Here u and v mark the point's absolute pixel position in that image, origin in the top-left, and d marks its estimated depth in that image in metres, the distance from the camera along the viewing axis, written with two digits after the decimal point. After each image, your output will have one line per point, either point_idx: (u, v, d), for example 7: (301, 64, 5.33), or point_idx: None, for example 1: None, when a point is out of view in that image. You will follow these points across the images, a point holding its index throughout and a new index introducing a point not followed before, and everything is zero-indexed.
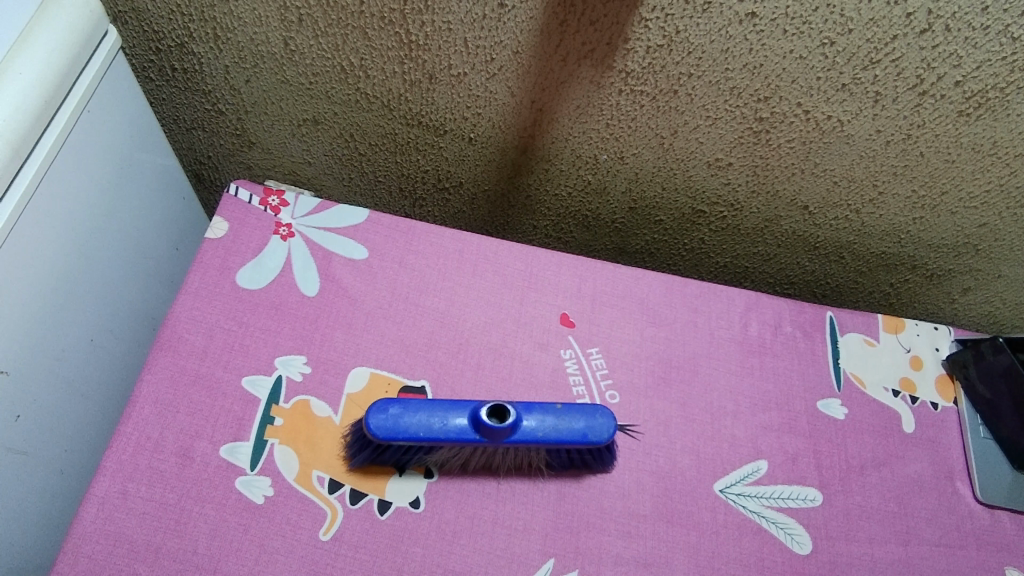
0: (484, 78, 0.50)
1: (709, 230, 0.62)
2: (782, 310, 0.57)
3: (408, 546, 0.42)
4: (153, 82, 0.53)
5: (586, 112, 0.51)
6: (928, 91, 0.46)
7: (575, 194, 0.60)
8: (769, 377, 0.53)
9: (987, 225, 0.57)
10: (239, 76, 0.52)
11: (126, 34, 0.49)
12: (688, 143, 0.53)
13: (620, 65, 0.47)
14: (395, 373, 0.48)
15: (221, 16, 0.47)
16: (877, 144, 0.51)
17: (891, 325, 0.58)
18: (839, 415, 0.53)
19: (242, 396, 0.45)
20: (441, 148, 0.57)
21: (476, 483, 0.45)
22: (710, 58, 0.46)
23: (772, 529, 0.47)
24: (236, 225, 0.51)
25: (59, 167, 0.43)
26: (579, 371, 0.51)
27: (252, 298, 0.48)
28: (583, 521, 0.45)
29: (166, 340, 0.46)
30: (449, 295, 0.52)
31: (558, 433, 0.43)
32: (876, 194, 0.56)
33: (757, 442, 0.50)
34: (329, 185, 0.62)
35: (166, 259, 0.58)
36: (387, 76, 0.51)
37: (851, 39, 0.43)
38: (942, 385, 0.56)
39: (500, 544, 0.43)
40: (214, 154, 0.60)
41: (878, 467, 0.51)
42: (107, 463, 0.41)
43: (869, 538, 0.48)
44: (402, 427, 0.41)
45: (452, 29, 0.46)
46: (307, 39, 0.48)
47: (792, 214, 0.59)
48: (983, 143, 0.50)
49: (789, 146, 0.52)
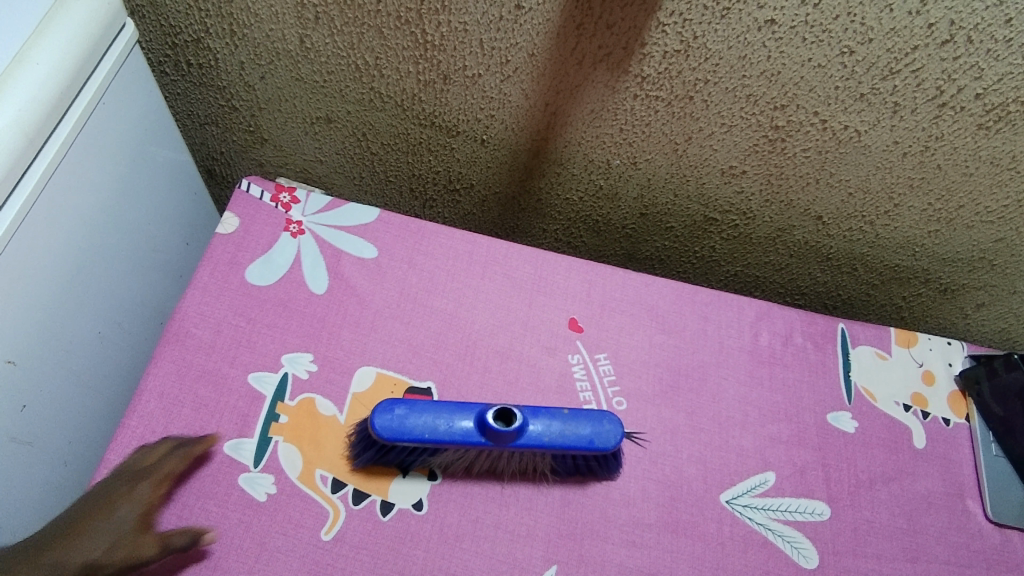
0: (498, 80, 0.50)
1: (720, 239, 0.62)
2: (793, 320, 0.56)
3: (410, 548, 0.42)
4: (169, 77, 0.53)
5: (600, 116, 0.51)
6: (949, 103, 0.46)
7: (586, 199, 0.60)
8: (778, 388, 0.53)
9: (1003, 240, 0.57)
10: (254, 73, 0.52)
11: (144, 28, 0.49)
12: (702, 150, 0.53)
13: (636, 69, 0.47)
14: (402, 374, 0.48)
15: (239, 13, 0.47)
16: (894, 156, 0.50)
17: (904, 339, 0.57)
18: (848, 428, 0.52)
19: (248, 392, 0.45)
20: (453, 149, 0.57)
21: (480, 487, 0.44)
22: (727, 64, 0.45)
23: (778, 542, 0.46)
24: (247, 221, 0.51)
25: (72, 158, 0.43)
26: (587, 376, 0.50)
27: (260, 295, 0.48)
28: (586, 528, 0.44)
29: (173, 334, 0.46)
30: (457, 297, 0.52)
31: (564, 438, 0.42)
32: (891, 206, 0.55)
33: (764, 453, 0.50)
34: (340, 184, 0.62)
35: (176, 253, 0.58)
36: (401, 76, 0.50)
37: (871, 49, 0.43)
38: (955, 401, 0.55)
39: (502, 549, 0.43)
40: (227, 150, 0.60)
41: (888, 482, 0.50)
42: (112, 456, 0.41)
43: (876, 554, 0.47)
44: (407, 427, 0.40)
45: (469, 30, 0.46)
46: (323, 38, 0.48)
47: (805, 224, 0.58)
48: (1002, 157, 0.49)
49: (805, 156, 0.52)
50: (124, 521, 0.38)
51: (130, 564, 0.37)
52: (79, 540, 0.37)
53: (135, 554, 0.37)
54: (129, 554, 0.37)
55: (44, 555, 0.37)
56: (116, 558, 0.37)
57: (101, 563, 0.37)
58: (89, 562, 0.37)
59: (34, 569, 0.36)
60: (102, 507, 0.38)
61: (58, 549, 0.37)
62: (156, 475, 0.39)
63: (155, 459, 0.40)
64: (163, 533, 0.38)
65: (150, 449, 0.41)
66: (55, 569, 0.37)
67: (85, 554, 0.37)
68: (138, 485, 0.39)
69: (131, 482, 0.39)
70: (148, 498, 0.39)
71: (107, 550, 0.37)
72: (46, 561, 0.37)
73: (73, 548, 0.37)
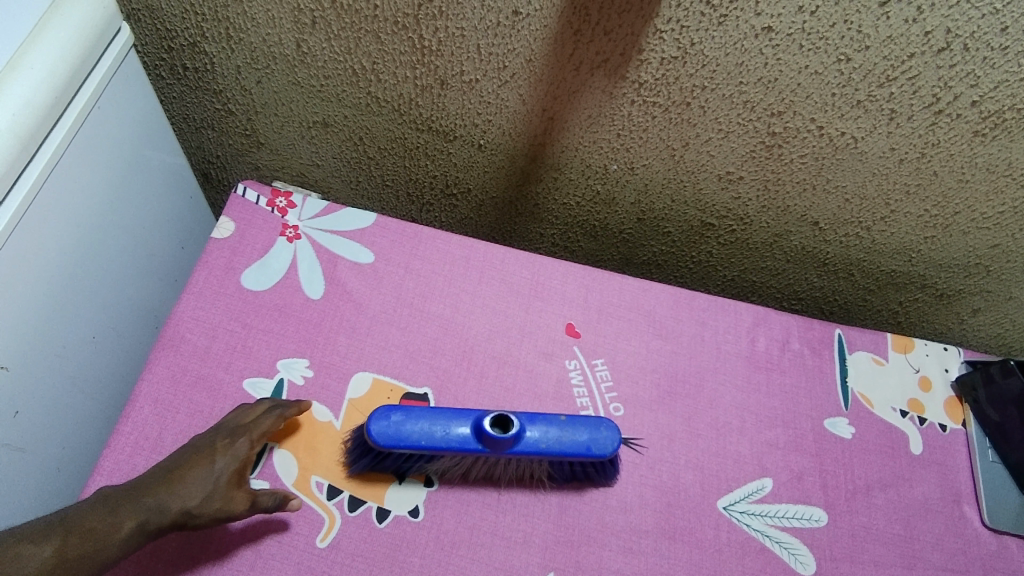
0: (496, 86, 0.50)
1: (718, 244, 0.62)
2: (790, 326, 0.56)
3: (405, 555, 0.41)
4: (164, 80, 0.53)
5: (597, 121, 0.51)
6: (945, 110, 0.46)
7: (583, 204, 0.60)
8: (775, 394, 0.53)
9: (999, 246, 0.57)
10: (250, 77, 0.52)
11: (140, 32, 0.49)
12: (699, 156, 0.53)
13: (634, 75, 0.47)
14: (398, 379, 0.47)
15: (235, 17, 0.47)
16: (890, 162, 0.51)
17: (901, 344, 0.57)
18: (845, 434, 0.52)
19: (243, 398, 0.45)
20: (450, 154, 0.57)
21: (477, 493, 0.44)
22: (725, 71, 0.45)
23: (776, 548, 0.46)
24: (243, 226, 0.51)
25: (67, 162, 0.42)
26: (583, 382, 0.50)
27: (255, 300, 0.48)
28: (583, 534, 0.44)
29: (168, 340, 0.45)
30: (454, 302, 0.52)
31: (561, 445, 0.42)
32: (888, 212, 0.55)
33: (761, 459, 0.50)
34: (337, 188, 0.62)
35: (171, 257, 0.58)
36: (398, 81, 0.50)
37: (868, 56, 0.43)
38: (951, 407, 0.55)
39: (498, 556, 0.43)
40: (223, 154, 0.60)
41: (884, 488, 0.50)
42: (105, 462, 0.41)
43: (873, 560, 0.47)
44: (404, 434, 0.40)
45: (466, 36, 0.46)
46: (319, 42, 0.48)
47: (802, 229, 0.58)
48: (998, 164, 0.49)
49: (802, 162, 0.52)
50: (220, 474, 0.39)
51: (222, 516, 0.38)
52: (179, 487, 0.38)
53: (227, 507, 0.38)
54: (223, 507, 0.38)
55: (144, 496, 0.37)
56: (211, 508, 0.38)
57: (196, 511, 0.38)
58: (187, 509, 0.38)
59: (135, 511, 0.36)
60: (202, 458, 0.39)
61: (158, 492, 0.37)
62: (255, 434, 0.41)
63: (254, 419, 0.42)
64: (253, 491, 0.40)
65: (247, 410, 0.43)
66: (155, 512, 0.37)
67: (183, 500, 0.38)
68: (237, 440, 0.41)
69: (230, 438, 0.41)
70: (244, 455, 0.40)
71: (204, 499, 0.38)
72: (146, 503, 0.37)
73: (173, 493, 0.38)
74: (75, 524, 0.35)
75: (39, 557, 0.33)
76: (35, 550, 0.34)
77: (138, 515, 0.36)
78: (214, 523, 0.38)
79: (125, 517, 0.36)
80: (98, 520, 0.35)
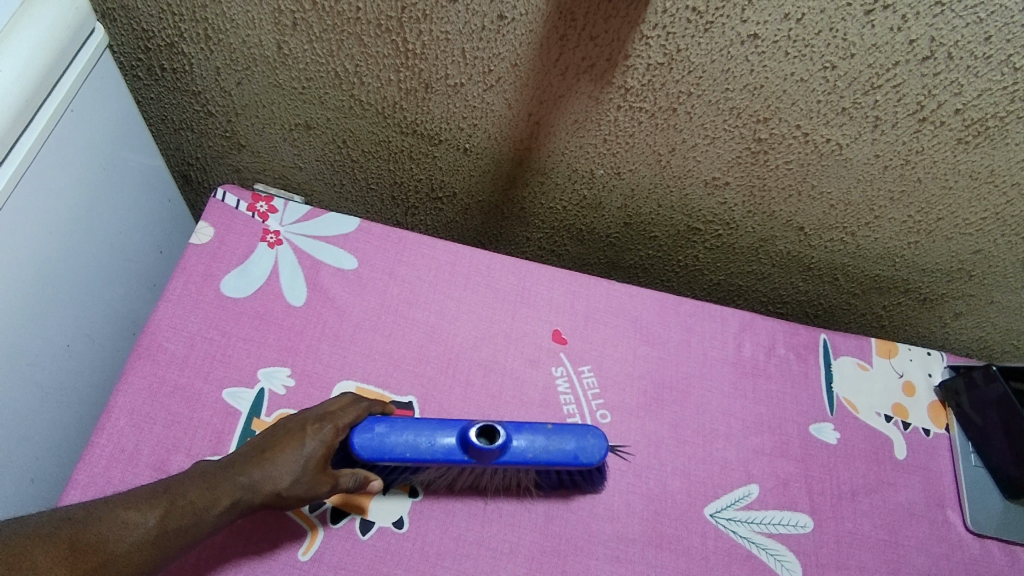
0: (481, 89, 0.49)
1: (704, 248, 0.61)
2: (776, 331, 0.56)
3: (389, 567, 0.41)
4: (141, 81, 0.51)
5: (583, 126, 0.51)
6: (928, 118, 0.46)
7: (569, 208, 0.59)
8: (762, 400, 0.53)
9: (981, 251, 0.57)
10: (230, 79, 0.50)
11: (115, 32, 0.47)
12: (685, 162, 0.53)
13: (620, 81, 0.46)
14: (383, 389, 0.47)
15: (213, 17, 0.46)
16: (875, 169, 0.51)
17: (884, 350, 0.57)
18: (830, 439, 0.52)
19: (222, 408, 0.43)
20: (435, 157, 0.56)
21: (463, 503, 0.44)
22: (711, 77, 0.45)
23: (762, 555, 0.46)
24: (222, 231, 0.50)
25: (38, 167, 0.41)
26: (570, 389, 0.50)
27: (236, 307, 0.47)
28: (571, 544, 0.44)
29: (145, 348, 0.45)
30: (440, 308, 0.51)
31: (548, 454, 0.41)
32: (872, 218, 0.55)
33: (748, 466, 0.50)
34: (320, 191, 0.61)
35: (149, 262, 0.57)
36: (382, 84, 0.50)
37: (852, 64, 0.43)
38: (934, 411, 0.55)
39: (484, 567, 0.42)
40: (203, 156, 0.59)
41: (869, 493, 0.51)
42: (80, 476, 0.40)
43: (859, 566, 0.48)
44: (388, 446, 0.39)
45: (450, 39, 0.45)
46: (301, 44, 0.47)
47: (788, 234, 0.58)
48: (980, 171, 0.50)
49: (788, 168, 0.52)
50: (309, 457, 0.39)
51: (309, 497, 0.39)
52: (270, 468, 0.38)
53: (313, 490, 0.39)
54: (310, 489, 0.39)
55: (238, 475, 0.37)
56: (299, 490, 0.38)
57: (286, 493, 0.38)
58: (277, 491, 0.38)
59: (230, 489, 0.37)
60: (292, 440, 0.39)
61: (251, 471, 0.38)
62: (342, 420, 0.40)
63: (340, 408, 0.41)
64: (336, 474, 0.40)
65: (333, 399, 0.42)
66: (248, 491, 0.37)
67: (274, 482, 0.38)
68: (325, 425, 0.40)
69: (318, 423, 0.40)
70: (332, 441, 0.40)
71: (293, 482, 0.38)
72: (239, 482, 0.37)
73: (265, 474, 0.38)
74: (176, 497, 0.35)
75: (143, 526, 0.34)
76: (139, 519, 0.34)
77: (233, 493, 0.37)
78: (299, 502, 0.39)
79: (220, 494, 0.36)
80: (196, 494, 0.36)
